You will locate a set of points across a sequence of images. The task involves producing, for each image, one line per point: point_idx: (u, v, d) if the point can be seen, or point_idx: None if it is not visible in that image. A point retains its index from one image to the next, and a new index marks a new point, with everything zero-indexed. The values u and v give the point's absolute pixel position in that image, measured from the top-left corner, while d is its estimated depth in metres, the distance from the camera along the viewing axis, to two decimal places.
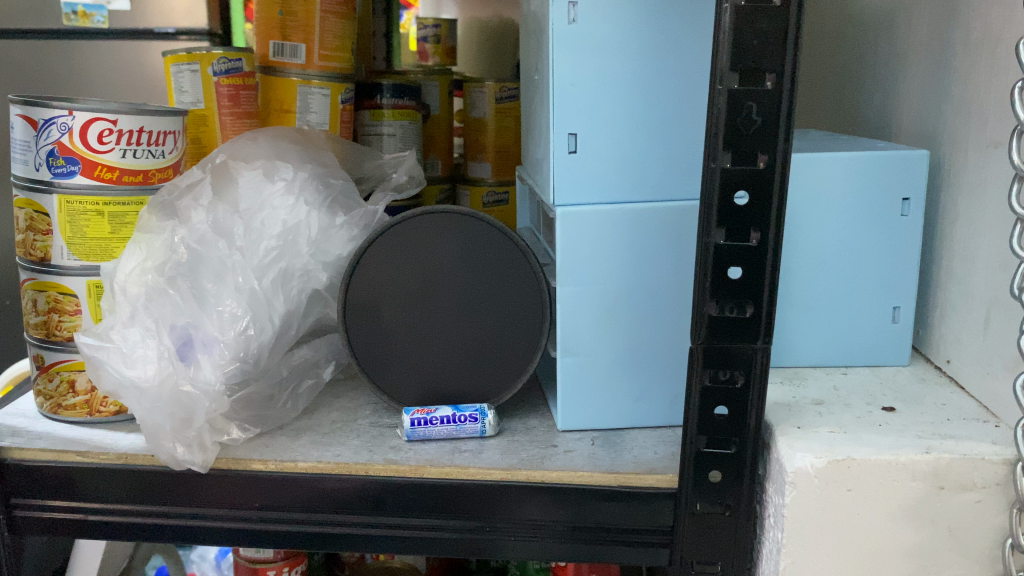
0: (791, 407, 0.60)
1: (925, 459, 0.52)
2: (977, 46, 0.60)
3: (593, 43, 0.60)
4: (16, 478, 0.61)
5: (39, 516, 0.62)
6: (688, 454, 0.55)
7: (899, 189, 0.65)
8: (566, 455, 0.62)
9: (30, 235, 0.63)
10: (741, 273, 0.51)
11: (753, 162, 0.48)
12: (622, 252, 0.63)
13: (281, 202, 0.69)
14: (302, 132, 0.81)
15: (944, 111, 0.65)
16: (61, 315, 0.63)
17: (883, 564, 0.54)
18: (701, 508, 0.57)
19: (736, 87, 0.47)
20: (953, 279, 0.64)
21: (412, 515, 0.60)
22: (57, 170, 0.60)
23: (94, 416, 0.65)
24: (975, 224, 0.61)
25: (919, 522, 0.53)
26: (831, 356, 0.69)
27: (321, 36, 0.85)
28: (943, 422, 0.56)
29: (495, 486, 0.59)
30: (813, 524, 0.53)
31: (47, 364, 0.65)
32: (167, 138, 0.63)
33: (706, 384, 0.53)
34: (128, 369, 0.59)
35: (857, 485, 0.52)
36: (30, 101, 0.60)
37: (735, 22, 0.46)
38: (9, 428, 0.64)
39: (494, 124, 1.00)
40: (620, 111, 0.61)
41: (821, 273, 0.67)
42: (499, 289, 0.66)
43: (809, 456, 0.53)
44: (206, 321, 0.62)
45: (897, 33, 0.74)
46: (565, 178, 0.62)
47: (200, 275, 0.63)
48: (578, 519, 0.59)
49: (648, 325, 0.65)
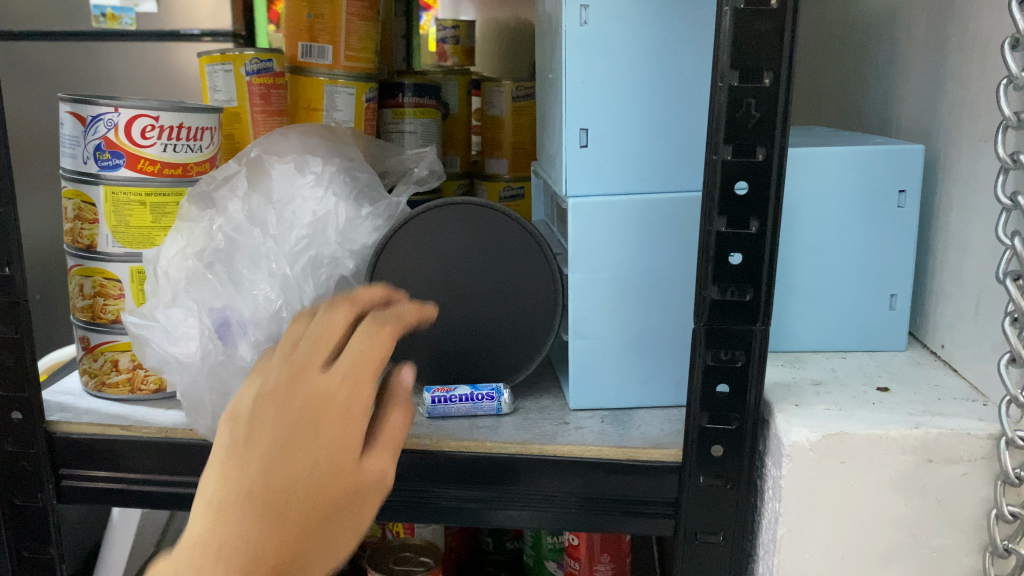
0: (790, 387, 0.64)
1: (913, 433, 0.55)
2: (970, 46, 0.63)
3: (603, 43, 0.64)
4: (62, 451, 0.66)
5: (84, 487, 0.67)
6: (691, 430, 0.59)
7: (895, 181, 0.69)
8: (576, 431, 0.66)
9: (78, 224, 0.68)
10: (741, 259, 0.54)
11: (752, 154, 0.52)
12: (631, 240, 0.67)
13: (311, 194, 0.73)
14: (329, 128, 0.85)
15: (940, 108, 0.68)
16: (106, 299, 0.69)
17: (874, 532, 0.57)
18: (704, 481, 0.60)
19: (735, 85, 0.50)
20: (948, 268, 0.67)
21: (433, 485, 0.64)
22: (103, 163, 0.65)
23: (136, 393, 0.71)
24: (968, 214, 0.64)
25: (908, 493, 0.56)
26: (831, 341, 0.73)
27: (347, 38, 0.90)
28: (934, 401, 0.60)
29: (509, 458, 0.63)
30: (808, 494, 0.57)
31: (92, 345, 0.70)
32: (204, 133, 0.69)
33: (709, 363, 0.57)
34: (172, 346, 0.66)
35: (850, 458, 0.56)
36: (79, 99, 0.65)
37: (736, 23, 0.49)
38: (57, 404, 0.69)
39: (511, 121, 1.04)
40: (628, 108, 0.65)
41: (823, 262, 0.71)
42: (514, 277, 0.70)
43: (804, 431, 0.56)
44: (242, 303, 0.66)
45: (897, 32, 0.77)
46: (577, 171, 0.66)
47: (236, 261, 0.68)
48: (588, 490, 0.63)
49: (656, 310, 0.69)
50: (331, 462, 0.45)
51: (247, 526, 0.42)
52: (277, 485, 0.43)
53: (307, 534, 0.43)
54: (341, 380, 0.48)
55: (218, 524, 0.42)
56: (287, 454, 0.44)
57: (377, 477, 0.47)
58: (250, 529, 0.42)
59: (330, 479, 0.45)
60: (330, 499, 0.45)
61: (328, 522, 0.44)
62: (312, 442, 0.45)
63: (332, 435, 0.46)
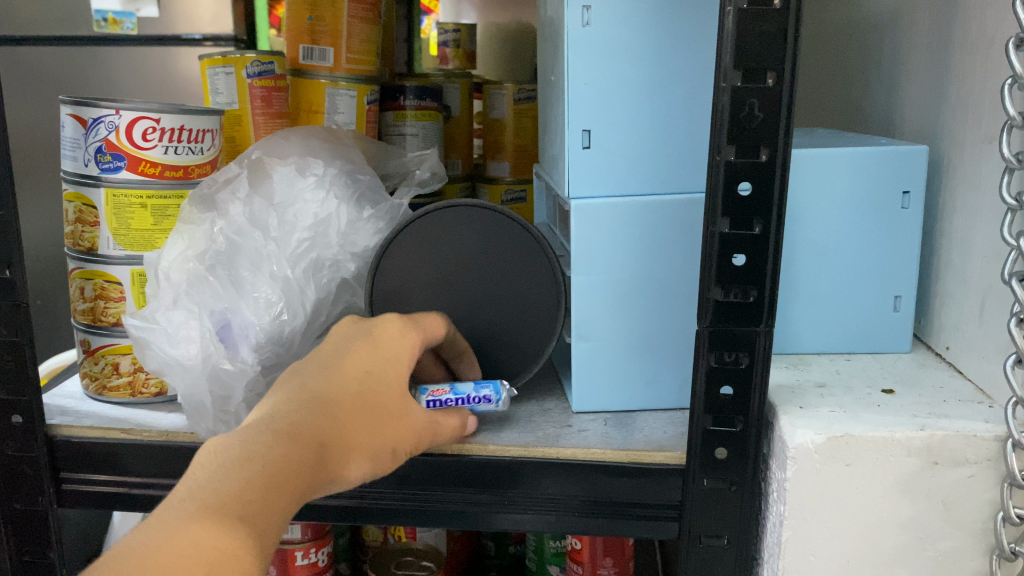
0: (794, 389, 0.64)
1: (919, 435, 0.55)
2: (973, 45, 0.63)
3: (605, 44, 0.64)
4: (62, 454, 0.66)
5: (85, 489, 0.67)
6: (695, 432, 0.58)
7: (899, 182, 0.68)
8: (580, 434, 0.65)
9: (79, 227, 0.68)
10: (744, 260, 0.54)
11: (756, 155, 0.52)
12: (633, 243, 0.67)
13: (313, 196, 0.72)
14: (331, 131, 0.85)
15: (943, 109, 0.68)
16: (106, 302, 0.69)
17: (879, 535, 0.57)
18: (708, 484, 0.60)
19: (738, 85, 0.50)
20: (952, 269, 0.67)
21: (436, 489, 0.64)
22: (104, 165, 0.65)
23: (136, 397, 0.70)
24: (972, 216, 0.63)
25: (914, 495, 0.56)
26: (834, 343, 0.72)
27: (348, 40, 0.89)
28: (940, 403, 0.59)
29: (513, 461, 0.63)
30: (813, 496, 0.56)
31: (94, 347, 0.70)
32: (206, 135, 0.69)
33: (713, 365, 0.56)
34: (173, 348, 0.65)
35: (856, 460, 0.55)
36: (79, 102, 0.65)
37: (739, 23, 0.49)
38: (59, 408, 0.69)
39: (513, 124, 1.04)
40: (630, 109, 0.65)
41: (827, 263, 0.71)
42: (517, 280, 0.70)
43: (809, 433, 0.56)
44: (242, 306, 0.66)
45: (900, 33, 0.77)
46: (579, 172, 0.66)
47: (237, 263, 0.67)
48: (591, 493, 0.63)
49: (659, 311, 0.68)
50: (377, 382, 0.54)
51: (291, 412, 0.48)
52: (330, 382, 0.52)
53: (350, 428, 0.50)
54: (392, 323, 0.58)
55: (273, 410, 0.49)
56: (346, 365, 0.54)
57: (408, 415, 0.55)
58: (295, 415, 0.48)
59: (375, 395, 0.53)
60: (371, 407, 0.53)
61: (368, 424, 0.52)
62: (369, 360, 0.55)
63: (384, 361, 0.56)
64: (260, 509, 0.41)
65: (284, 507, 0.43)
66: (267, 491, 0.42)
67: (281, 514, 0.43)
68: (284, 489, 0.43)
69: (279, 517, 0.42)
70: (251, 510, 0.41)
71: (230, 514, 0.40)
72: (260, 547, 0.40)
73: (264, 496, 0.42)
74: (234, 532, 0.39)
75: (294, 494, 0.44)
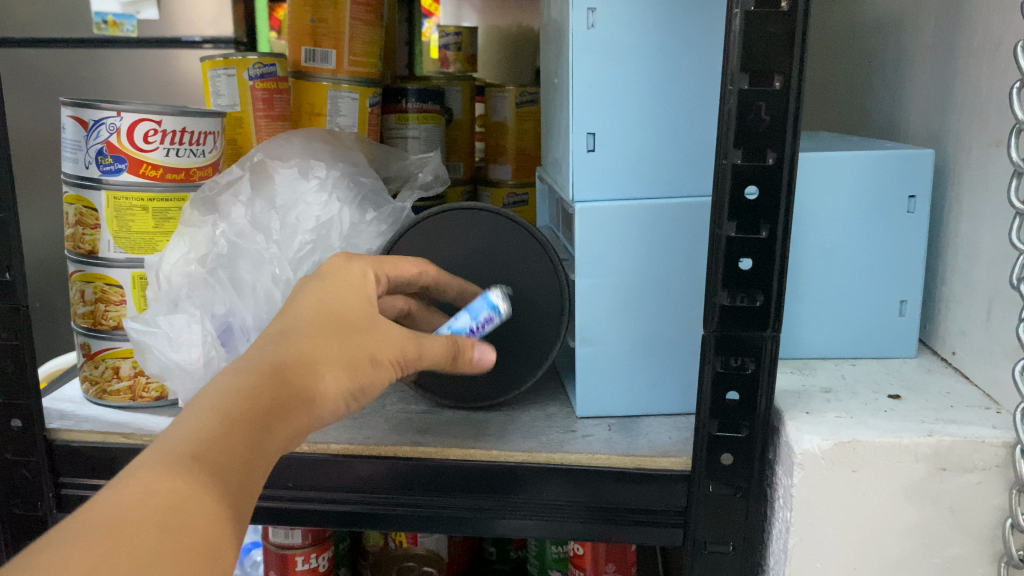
0: (800, 394, 0.63)
1: (927, 442, 0.54)
2: (981, 49, 0.62)
3: (610, 46, 0.63)
4: (61, 458, 0.65)
5: (84, 495, 0.66)
6: (701, 439, 0.58)
7: (905, 187, 0.68)
8: (584, 439, 0.65)
9: (79, 230, 0.67)
10: (751, 264, 0.53)
11: (763, 158, 0.51)
12: (637, 246, 0.66)
13: (315, 199, 0.73)
14: (333, 133, 0.84)
15: (950, 112, 0.68)
16: (107, 305, 0.68)
17: (886, 541, 0.56)
18: (714, 489, 0.59)
19: (746, 88, 0.50)
20: (958, 274, 0.66)
21: (438, 494, 0.63)
22: (105, 167, 0.65)
23: (137, 401, 0.70)
24: (979, 220, 0.63)
25: (921, 502, 0.55)
26: (839, 347, 0.72)
27: (350, 43, 0.89)
28: (947, 408, 0.59)
29: (516, 466, 0.62)
30: (820, 502, 0.56)
31: (93, 351, 0.70)
32: (207, 138, 0.68)
33: (719, 370, 0.56)
34: (174, 352, 0.65)
35: (862, 466, 0.55)
36: (80, 103, 0.64)
37: (746, 25, 0.49)
38: (58, 412, 0.69)
39: (515, 127, 1.04)
40: (634, 112, 0.65)
41: (832, 267, 0.70)
42: (518, 282, 0.70)
43: (816, 439, 0.55)
44: (242, 307, 0.67)
45: (905, 35, 0.76)
46: (583, 175, 0.66)
47: (239, 265, 0.68)
48: (595, 499, 0.62)
49: (663, 316, 0.68)
50: (332, 309, 0.49)
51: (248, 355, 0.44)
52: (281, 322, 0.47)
53: (310, 347, 0.45)
54: (336, 261, 0.56)
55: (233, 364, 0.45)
56: (298, 302, 0.49)
57: (376, 325, 0.49)
58: (249, 355, 0.44)
59: (334, 318, 0.48)
60: (328, 328, 0.47)
61: (334, 342, 0.46)
62: (318, 294, 0.50)
63: (336, 291, 0.51)
64: (214, 442, 0.38)
65: (247, 437, 0.39)
66: (221, 426, 0.39)
67: (245, 445, 0.39)
68: (241, 419, 0.40)
69: (242, 449, 0.39)
70: (205, 445, 0.38)
71: (183, 455, 0.37)
72: (228, 487, 0.38)
73: (217, 428, 0.39)
74: (189, 473, 0.36)
75: (253, 419, 0.40)
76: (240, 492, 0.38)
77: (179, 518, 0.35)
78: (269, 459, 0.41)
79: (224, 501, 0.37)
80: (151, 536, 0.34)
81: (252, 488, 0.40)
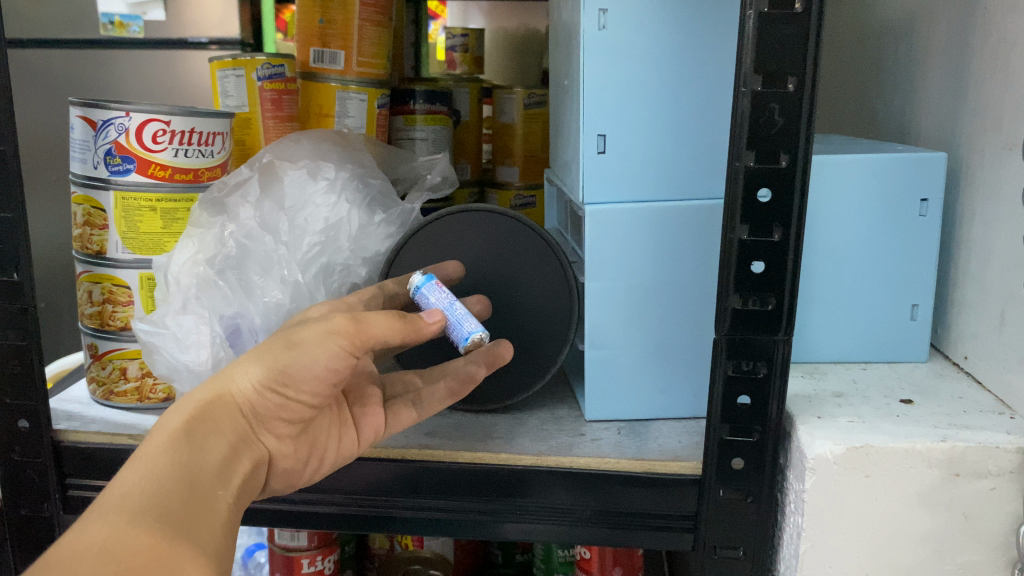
0: (811, 399, 0.63)
1: (940, 447, 0.54)
2: (994, 52, 0.62)
3: (620, 49, 0.63)
4: (67, 459, 0.65)
5: (89, 496, 0.66)
6: (711, 443, 0.57)
7: (917, 190, 0.67)
8: (593, 443, 0.65)
9: (87, 230, 0.67)
10: (763, 268, 0.53)
11: (776, 161, 0.51)
12: (647, 249, 0.66)
13: (324, 200, 0.72)
14: (341, 134, 0.84)
15: (964, 115, 0.67)
16: (115, 306, 0.68)
17: (898, 547, 0.56)
18: (724, 494, 0.59)
19: (759, 89, 0.49)
20: (971, 278, 0.66)
21: (446, 497, 0.63)
22: (114, 168, 0.65)
23: (144, 402, 0.70)
24: (992, 224, 0.63)
25: (934, 508, 0.55)
26: (850, 352, 0.71)
27: (359, 44, 0.89)
28: (960, 413, 0.58)
29: (524, 469, 0.62)
30: (832, 507, 0.55)
31: (101, 352, 0.70)
32: (216, 138, 0.68)
33: (730, 374, 0.55)
34: (182, 354, 0.65)
35: (875, 471, 0.54)
36: (90, 103, 0.64)
37: (760, 27, 0.48)
38: (65, 413, 0.69)
39: (523, 129, 1.04)
40: (644, 114, 0.64)
41: (841, 270, 0.70)
42: (528, 285, 0.69)
43: (828, 444, 0.55)
44: (251, 310, 0.67)
45: (918, 37, 0.76)
46: (593, 177, 0.65)
47: (248, 267, 0.68)
48: (603, 504, 0.62)
49: (672, 319, 0.67)
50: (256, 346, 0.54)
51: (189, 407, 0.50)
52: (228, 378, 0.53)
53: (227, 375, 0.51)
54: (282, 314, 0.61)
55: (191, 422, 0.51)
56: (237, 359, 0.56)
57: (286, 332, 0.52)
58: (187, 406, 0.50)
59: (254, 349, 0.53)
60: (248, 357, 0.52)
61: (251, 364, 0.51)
62: None
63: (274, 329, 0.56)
64: (139, 476, 0.43)
65: (174, 464, 0.44)
66: (144, 468, 0.43)
67: (174, 471, 0.44)
68: (164, 450, 0.45)
69: (172, 476, 0.44)
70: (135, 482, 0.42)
71: (116, 495, 0.42)
72: (168, 511, 0.42)
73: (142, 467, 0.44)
74: (124, 506, 0.41)
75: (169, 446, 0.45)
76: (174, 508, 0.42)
77: (122, 542, 0.39)
78: (209, 475, 0.46)
79: (167, 521, 0.41)
80: (94, 562, 0.38)
81: (200, 505, 0.44)
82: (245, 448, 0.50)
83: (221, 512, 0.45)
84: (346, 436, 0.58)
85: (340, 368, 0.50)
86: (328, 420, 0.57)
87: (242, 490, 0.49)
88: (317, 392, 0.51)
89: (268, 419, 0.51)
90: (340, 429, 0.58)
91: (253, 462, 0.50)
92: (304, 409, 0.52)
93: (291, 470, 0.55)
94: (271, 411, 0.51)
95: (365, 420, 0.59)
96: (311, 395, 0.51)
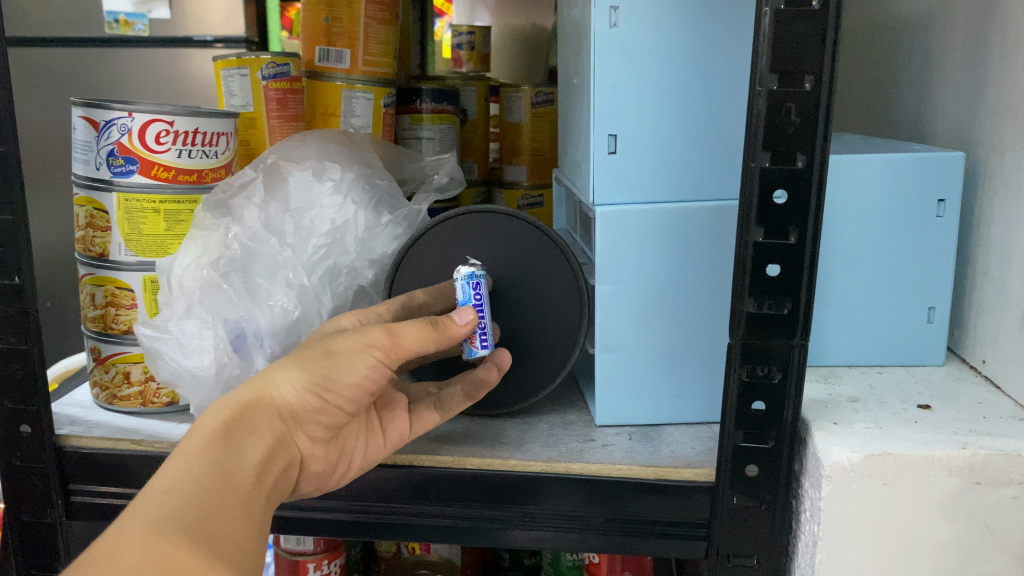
0: (827, 403, 0.61)
1: (961, 455, 0.52)
2: (1014, 50, 0.60)
3: (630, 46, 0.62)
4: (69, 464, 0.64)
5: (93, 502, 0.64)
6: (726, 449, 0.56)
7: (933, 191, 0.66)
8: (603, 448, 0.64)
9: (89, 232, 0.66)
10: (778, 271, 0.52)
11: (792, 162, 0.49)
12: (659, 252, 0.64)
13: (330, 202, 0.71)
14: (346, 133, 0.83)
15: (981, 115, 0.66)
16: (118, 309, 0.67)
17: (916, 556, 0.55)
18: (739, 501, 0.57)
19: (775, 88, 0.48)
20: (989, 280, 0.65)
21: (455, 504, 0.62)
22: (116, 169, 0.64)
23: (148, 407, 0.69)
24: (1011, 225, 0.61)
25: (954, 517, 0.54)
26: (865, 356, 0.70)
27: (365, 43, 0.88)
28: (979, 420, 0.57)
29: (534, 476, 0.61)
30: (849, 516, 0.54)
31: (104, 356, 0.69)
32: (220, 138, 0.67)
33: (744, 379, 0.54)
34: (186, 359, 0.65)
35: (894, 480, 0.53)
36: (92, 104, 0.63)
37: (775, 24, 0.47)
38: (68, 417, 0.68)
39: (531, 127, 1.02)
40: (655, 114, 0.63)
41: (857, 271, 0.68)
42: (540, 289, 0.68)
43: (846, 451, 0.54)
44: (257, 313, 0.65)
45: (934, 36, 0.75)
46: (603, 177, 0.64)
47: (252, 270, 0.66)
48: (615, 511, 0.61)
49: (685, 323, 0.66)
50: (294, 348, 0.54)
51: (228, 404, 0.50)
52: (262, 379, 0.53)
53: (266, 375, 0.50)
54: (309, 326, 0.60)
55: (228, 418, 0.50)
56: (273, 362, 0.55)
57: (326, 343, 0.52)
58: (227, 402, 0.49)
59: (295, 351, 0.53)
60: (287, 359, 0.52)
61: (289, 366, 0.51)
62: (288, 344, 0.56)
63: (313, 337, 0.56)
64: (179, 475, 0.42)
65: (212, 464, 0.43)
66: (182, 466, 0.43)
67: (212, 471, 0.43)
68: (203, 450, 0.44)
69: (209, 476, 0.43)
70: (176, 483, 0.41)
71: (156, 491, 0.41)
72: (203, 515, 0.41)
73: (182, 465, 0.43)
74: (164, 503, 0.40)
75: (208, 445, 0.44)
76: (211, 513, 0.41)
77: (161, 537, 0.38)
78: (248, 475, 0.45)
79: (206, 519, 0.41)
80: (136, 557, 0.37)
81: (238, 506, 0.43)
82: (282, 449, 0.49)
83: (256, 512, 0.45)
84: (373, 441, 0.57)
85: (376, 378, 0.52)
86: (356, 427, 0.56)
87: (273, 491, 0.48)
88: (357, 399, 0.52)
89: (304, 421, 0.51)
90: (367, 436, 0.57)
91: (286, 465, 0.50)
92: (341, 413, 0.52)
93: (320, 473, 0.54)
94: (310, 415, 0.51)
95: (394, 424, 0.59)
96: (351, 401, 0.52)
